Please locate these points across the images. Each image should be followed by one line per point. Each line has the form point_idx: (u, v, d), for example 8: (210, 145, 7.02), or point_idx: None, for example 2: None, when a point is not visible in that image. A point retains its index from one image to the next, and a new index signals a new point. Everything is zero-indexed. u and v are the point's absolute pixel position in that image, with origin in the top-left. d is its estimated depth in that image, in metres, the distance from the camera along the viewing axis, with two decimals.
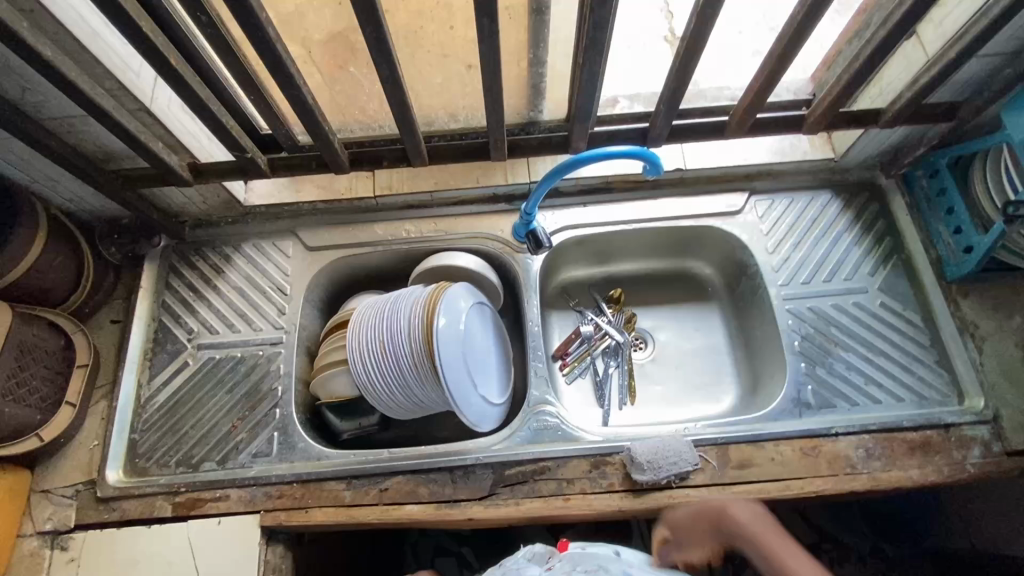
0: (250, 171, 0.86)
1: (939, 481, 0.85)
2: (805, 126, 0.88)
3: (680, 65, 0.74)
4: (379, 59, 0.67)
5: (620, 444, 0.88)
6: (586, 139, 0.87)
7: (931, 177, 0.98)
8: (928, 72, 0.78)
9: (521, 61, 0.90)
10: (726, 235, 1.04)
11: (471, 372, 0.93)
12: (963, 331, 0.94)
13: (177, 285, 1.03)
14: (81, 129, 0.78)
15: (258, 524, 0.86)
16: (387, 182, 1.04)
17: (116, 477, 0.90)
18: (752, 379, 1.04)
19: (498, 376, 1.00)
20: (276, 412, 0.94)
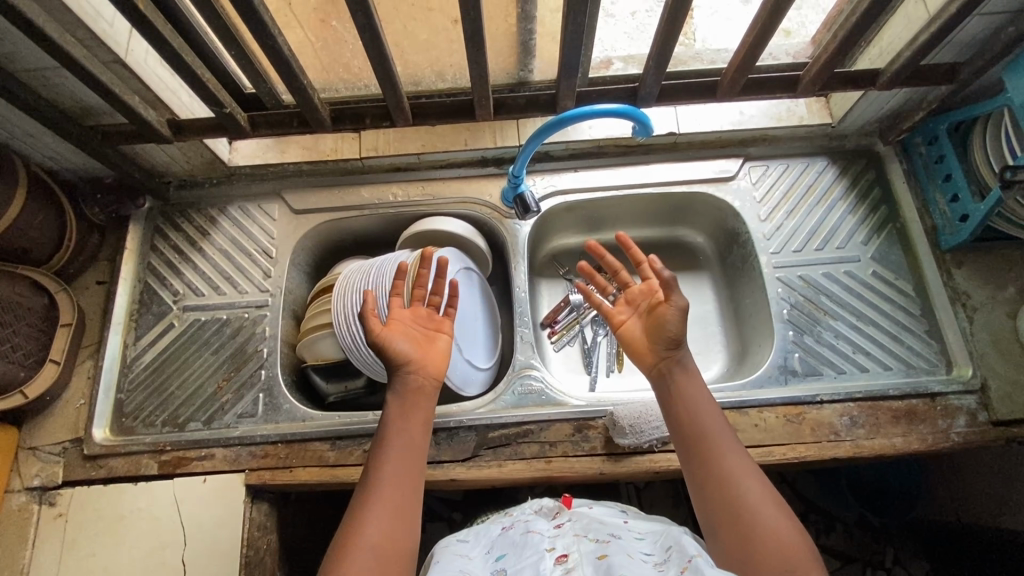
0: (229, 128, 0.84)
1: (922, 449, 0.85)
2: (800, 87, 0.85)
3: (670, 18, 0.71)
4: (354, 7, 0.64)
5: (604, 408, 0.88)
6: (574, 97, 0.84)
7: (929, 144, 0.96)
8: (929, 29, 0.75)
9: (509, 16, 0.87)
10: (718, 201, 1.02)
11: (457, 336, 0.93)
12: (955, 301, 0.93)
13: (162, 247, 1.02)
14: (55, 82, 0.76)
15: (243, 482, 0.87)
16: (373, 143, 1.02)
17: (102, 435, 0.91)
18: (740, 348, 1.04)
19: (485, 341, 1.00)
20: (261, 374, 0.94)
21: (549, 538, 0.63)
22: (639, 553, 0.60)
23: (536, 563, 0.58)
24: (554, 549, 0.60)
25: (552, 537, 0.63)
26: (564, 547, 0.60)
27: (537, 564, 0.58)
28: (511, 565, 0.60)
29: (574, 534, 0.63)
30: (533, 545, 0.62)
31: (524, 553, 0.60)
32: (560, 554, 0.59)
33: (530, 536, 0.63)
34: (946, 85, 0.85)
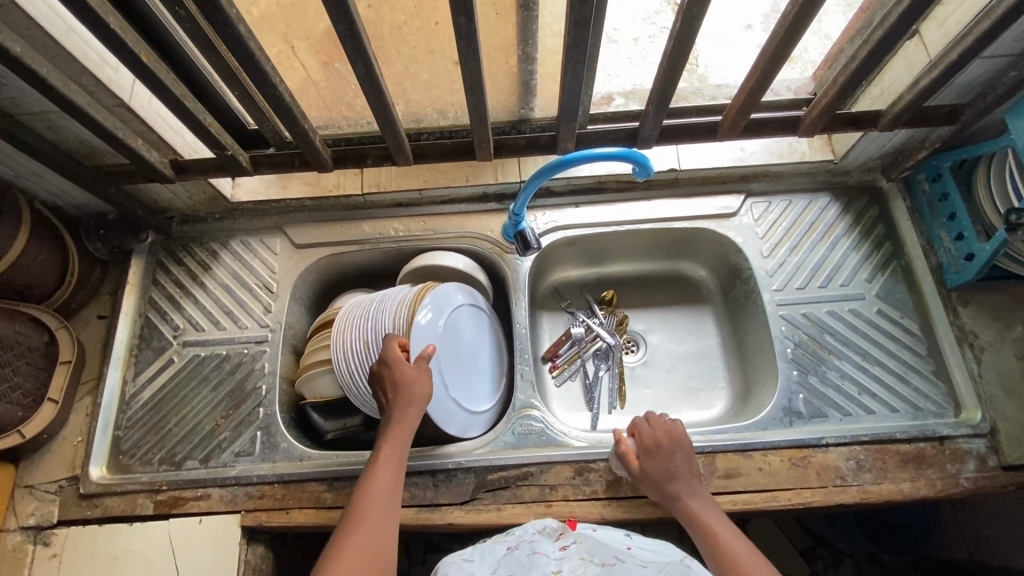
0: (230, 168, 0.84)
1: (931, 495, 0.83)
2: (801, 128, 0.85)
3: (668, 66, 0.71)
4: (354, 57, 0.64)
5: (605, 451, 0.87)
6: (574, 139, 0.84)
7: (933, 181, 0.95)
8: (929, 74, 0.75)
9: (510, 57, 0.87)
10: (720, 237, 1.02)
11: (450, 374, 0.92)
12: (963, 341, 0.91)
13: (164, 281, 1.02)
14: (59, 125, 0.77)
15: (239, 524, 0.86)
16: (375, 179, 1.02)
17: (99, 474, 0.90)
18: (744, 386, 1.02)
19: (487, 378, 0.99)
20: (260, 411, 0.94)
21: (555, 559, 0.75)
22: None
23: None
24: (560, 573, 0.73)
25: (559, 559, 0.75)
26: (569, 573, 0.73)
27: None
28: None
29: (579, 557, 0.75)
30: (540, 566, 0.74)
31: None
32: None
33: (536, 557, 0.75)
34: (948, 126, 0.84)
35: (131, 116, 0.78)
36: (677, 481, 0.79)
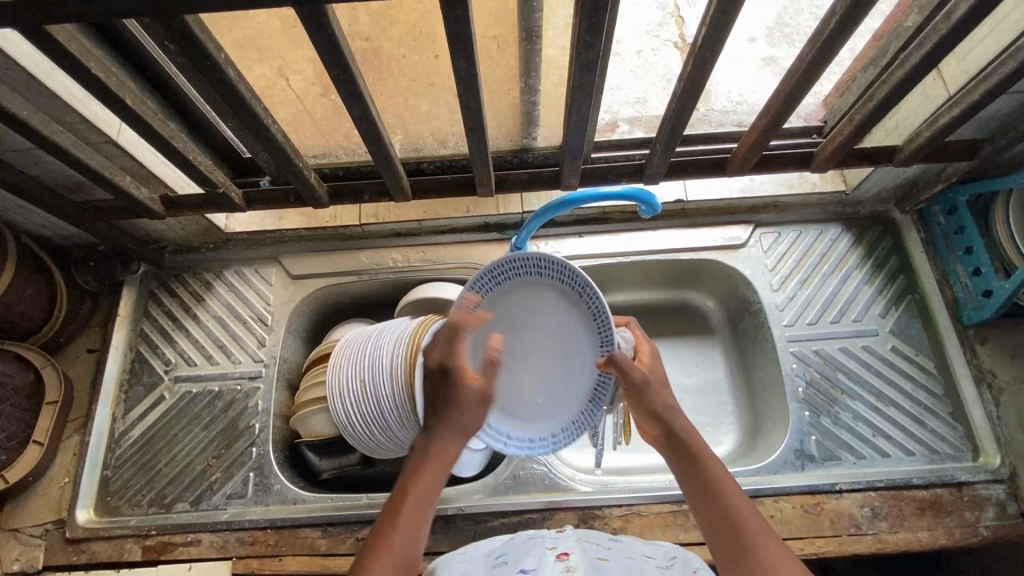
0: (222, 204, 0.81)
1: (950, 545, 0.80)
2: (814, 164, 0.82)
3: (679, 105, 0.68)
4: (350, 100, 0.61)
5: (609, 497, 0.84)
6: (578, 176, 0.82)
7: (949, 213, 0.92)
8: (949, 112, 0.72)
9: (512, 89, 0.84)
10: (728, 269, 0.99)
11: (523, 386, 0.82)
12: (981, 381, 0.89)
13: (155, 314, 0.99)
14: (44, 161, 0.75)
15: (230, 571, 0.83)
16: (374, 211, 1.00)
17: (86, 517, 0.87)
18: (752, 422, 0.99)
19: (578, 370, 0.82)
20: (253, 451, 0.91)
21: (550, 540, 0.68)
22: (641, 555, 0.66)
23: (539, 557, 0.63)
24: (555, 548, 0.65)
25: (554, 540, 0.68)
26: (565, 547, 0.65)
27: (538, 558, 0.63)
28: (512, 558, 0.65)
29: (575, 539, 0.68)
30: (536, 545, 0.67)
31: (527, 552, 0.65)
32: (560, 553, 0.64)
33: (531, 542, 0.69)
34: (965, 162, 0.81)
35: (119, 153, 0.76)
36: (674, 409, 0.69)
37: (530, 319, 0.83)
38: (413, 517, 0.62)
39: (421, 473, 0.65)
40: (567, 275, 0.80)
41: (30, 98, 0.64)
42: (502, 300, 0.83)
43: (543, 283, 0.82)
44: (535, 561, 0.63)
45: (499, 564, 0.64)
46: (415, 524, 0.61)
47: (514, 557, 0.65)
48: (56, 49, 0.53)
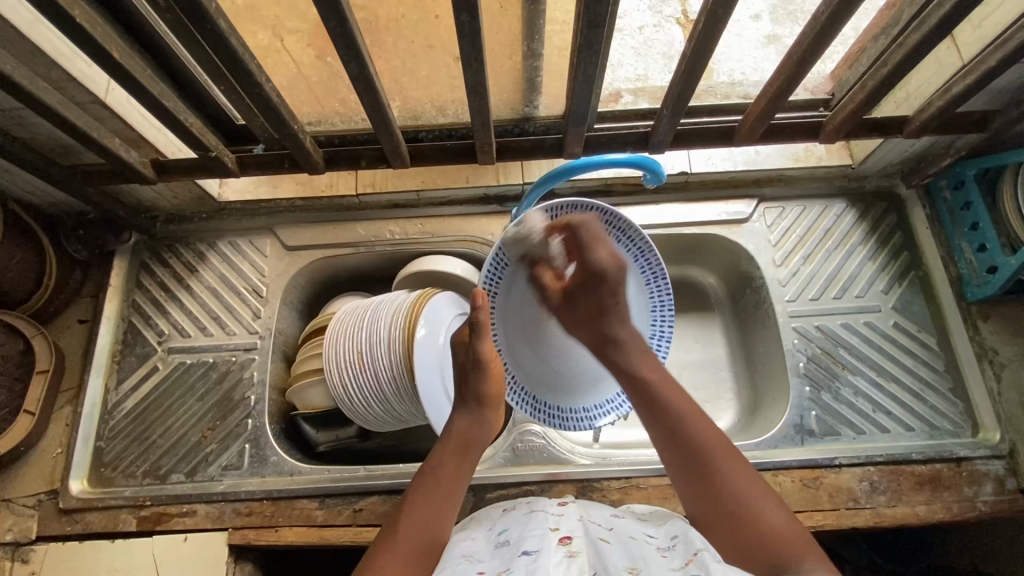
0: (215, 169, 0.79)
1: (948, 519, 0.81)
2: (823, 134, 0.81)
3: (686, 69, 0.66)
4: (347, 56, 0.59)
5: (609, 470, 0.84)
6: (582, 143, 0.80)
7: (955, 189, 0.91)
8: (963, 80, 0.70)
9: (513, 54, 0.80)
10: (731, 243, 0.97)
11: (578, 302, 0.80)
12: (982, 358, 0.88)
13: (148, 284, 0.97)
14: (29, 122, 0.72)
15: (226, 542, 0.83)
16: (370, 179, 0.98)
17: (80, 487, 0.87)
18: (752, 398, 0.99)
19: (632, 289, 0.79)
20: (248, 423, 0.90)
21: (552, 516, 0.63)
22: (641, 534, 0.62)
23: (540, 538, 0.58)
24: (559, 529, 0.60)
25: (558, 516, 0.63)
26: (569, 529, 0.59)
27: (541, 539, 0.58)
28: (515, 536, 0.60)
29: (577, 517, 0.63)
30: (538, 523, 0.61)
31: (529, 530, 0.60)
32: (563, 536, 0.58)
33: (533, 515, 0.64)
34: (976, 134, 0.80)
35: (107, 114, 0.73)
36: (616, 319, 0.72)
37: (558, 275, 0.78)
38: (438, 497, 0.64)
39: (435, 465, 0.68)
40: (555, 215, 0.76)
41: (12, 52, 0.62)
42: (523, 282, 0.77)
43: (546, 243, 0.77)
44: (536, 543, 0.57)
45: (502, 540, 0.61)
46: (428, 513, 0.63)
47: (516, 537, 0.59)
48: None
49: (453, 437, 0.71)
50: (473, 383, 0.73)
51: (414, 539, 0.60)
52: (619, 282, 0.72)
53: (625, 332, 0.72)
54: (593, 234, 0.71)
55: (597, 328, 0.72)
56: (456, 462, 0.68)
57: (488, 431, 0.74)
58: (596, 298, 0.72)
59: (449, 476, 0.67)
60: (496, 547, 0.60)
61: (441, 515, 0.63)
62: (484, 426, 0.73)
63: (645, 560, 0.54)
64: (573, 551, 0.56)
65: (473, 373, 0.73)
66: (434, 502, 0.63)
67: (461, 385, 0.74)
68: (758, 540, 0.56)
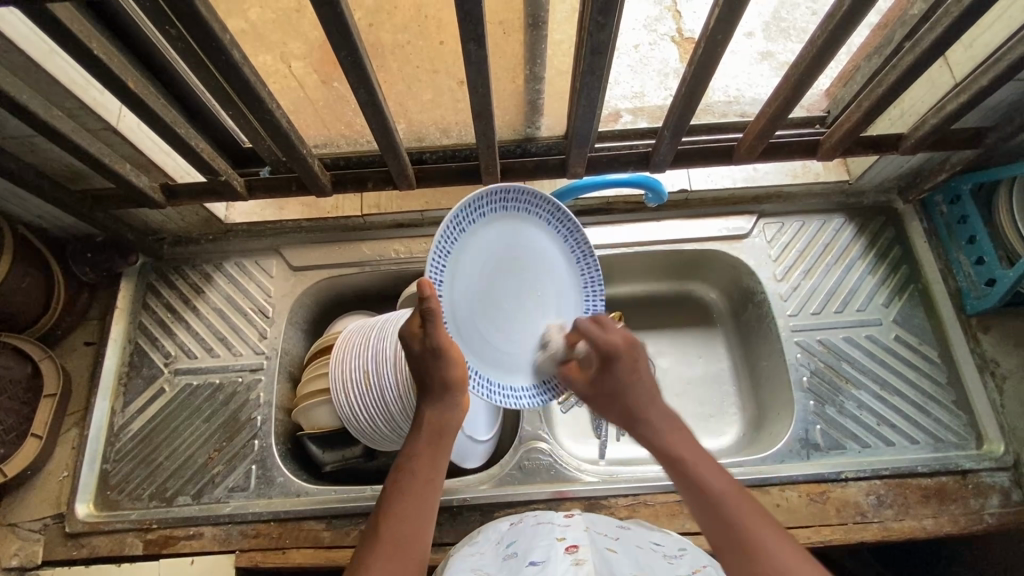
0: (224, 193, 0.80)
1: (955, 532, 0.81)
2: (821, 151, 0.82)
3: (687, 91, 0.67)
4: (357, 83, 0.61)
5: (615, 488, 0.84)
6: (585, 163, 0.81)
7: (951, 203, 0.92)
8: (957, 99, 0.72)
9: (516, 77, 0.82)
10: (731, 259, 0.99)
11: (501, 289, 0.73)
12: (983, 369, 0.90)
13: (154, 305, 0.98)
14: (42, 149, 0.73)
15: (234, 564, 0.82)
16: (375, 201, 0.99)
17: (85, 511, 0.86)
18: (756, 413, 0.99)
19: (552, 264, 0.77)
20: (255, 444, 0.90)
21: (559, 527, 0.64)
22: (646, 543, 0.63)
23: (548, 550, 0.59)
24: (565, 540, 0.61)
25: (564, 526, 0.63)
26: (575, 540, 0.60)
27: (549, 549, 0.59)
28: (522, 548, 0.61)
29: (584, 527, 0.63)
30: (544, 533, 0.62)
31: (536, 540, 0.62)
32: (570, 546, 0.59)
33: (541, 526, 0.65)
34: (970, 150, 0.82)
35: (118, 140, 0.75)
36: (644, 394, 0.67)
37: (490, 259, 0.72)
38: (418, 492, 0.63)
39: (416, 457, 0.64)
40: (483, 201, 0.70)
41: (28, 82, 0.63)
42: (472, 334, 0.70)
43: (485, 227, 0.71)
44: (544, 555, 0.58)
45: (510, 552, 0.62)
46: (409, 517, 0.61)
47: (525, 549, 0.60)
48: (58, 31, 0.52)
49: (425, 425, 0.66)
50: (437, 372, 0.64)
51: (398, 542, 0.59)
52: (637, 358, 0.69)
53: (647, 399, 0.67)
54: (595, 323, 0.70)
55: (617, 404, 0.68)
56: (431, 455, 0.65)
57: (460, 412, 0.68)
58: (616, 380, 0.68)
59: (425, 465, 0.64)
60: (504, 559, 0.61)
61: (423, 512, 0.62)
62: (454, 409, 0.67)
63: (650, 568, 0.57)
64: (580, 562, 0.57)
65: (434, 362, 0.64)
66: (414, 506, 0.61)
67: (423, 376, 0.65)
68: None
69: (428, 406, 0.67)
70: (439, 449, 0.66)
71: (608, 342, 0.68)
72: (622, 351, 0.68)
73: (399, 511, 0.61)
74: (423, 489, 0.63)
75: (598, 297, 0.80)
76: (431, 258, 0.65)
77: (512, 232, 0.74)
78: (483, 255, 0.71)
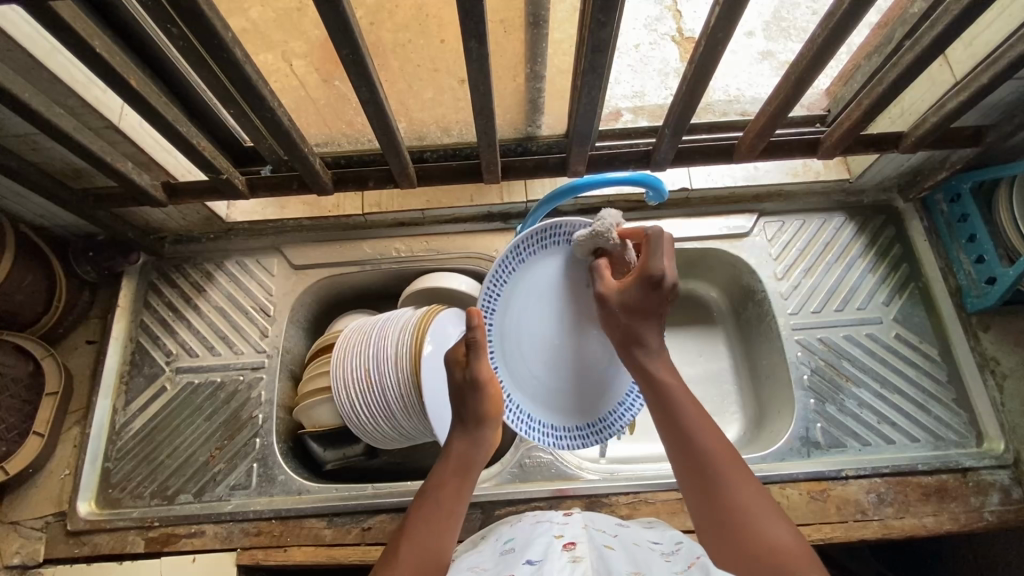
0: (225, 191, 0.81)
1: (955, 530, 0.81)
2: (821, 149, 0.82)
3: (688, 89, 0.67)
4: (359, 82, 0.61)
5: (615, 486, 0.84)
6: (585, 162, 0.81)
7: (951, 202, 0.93)
8: (957, 97, 0.72)
9: (517, 75, 0.82)
10: (732, 257, 0.99)
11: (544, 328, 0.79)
12: (984, 367, 0.90)
13: (155, 304, 0.98)
14: (44, 147, 0.74)
15: (235, 563, 0.82)
16: (377, 199, 0.99)
17: (87, 509, 0.87)
18: (756, 411, 0.99)
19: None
20: (256, 442, 0.90)
21: (557, 525, 0.63)
22: (644, 542, 0.63)
23: (545, 546, 0.58)
24: (562, 537, 0.60)
25: (562, 524, 0.63)
26: (573, 536, 0.60)
27: (546, 546, 0.58)
28: (520, 544, 0.60)
29: (581, 525, 0.63)
30: (543, 530, 0.62)
31: (534, 538, 0.61)
32: (568, 542, 0.59)
33: (539, 525, 0.64)
34: (971, 148, 0.82)
35: (120, 138, 0.75)
36: (653, 326, 0.70)
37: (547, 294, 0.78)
38: (440, 520, 0.62)
39: (440, 486, 0.65)
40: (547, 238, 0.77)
41: (30, 80, 0.63)
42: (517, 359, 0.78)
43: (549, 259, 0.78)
44: (541, 551, 0.57)
45: (508, 549, 0.61)
46: (427, 535, 0.61)
47: (522, 545, 0.60)
48: (61, 29, 0.52)
49: (453, 457, 0.68)
50: (471, 406, 0.70)
51: (416, 564, 0.58)
52: (672, 294, 0.70)
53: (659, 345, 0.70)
54: (664, 249, 0.69)
55: (631, 326, 0.70)
56: (457, 483, 0.66)
57: (487, 453, 0.70)
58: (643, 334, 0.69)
59: (450, 496, 0.64)
60: (501, 555, 0.60)
61: (441, 541, 0.61)
62: (483, 447, 0.70)
63: (648, 564, 0.55)
64: (577, 556, 0.56)
65: (471, 394, 0.70)
66: (432, 531, 0.61)
67: (459, 407, 0.71)
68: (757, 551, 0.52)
69: (456, 438, 0.70)
70: (464, 483, 0.66)
71: (661, 272, 0.68)
72: (666, 285, 0.69)
73: (419, 535, 0.60)
74: (445, 520, 0.63)
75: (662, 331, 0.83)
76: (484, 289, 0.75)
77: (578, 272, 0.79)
78: (535, 286, 0.78)
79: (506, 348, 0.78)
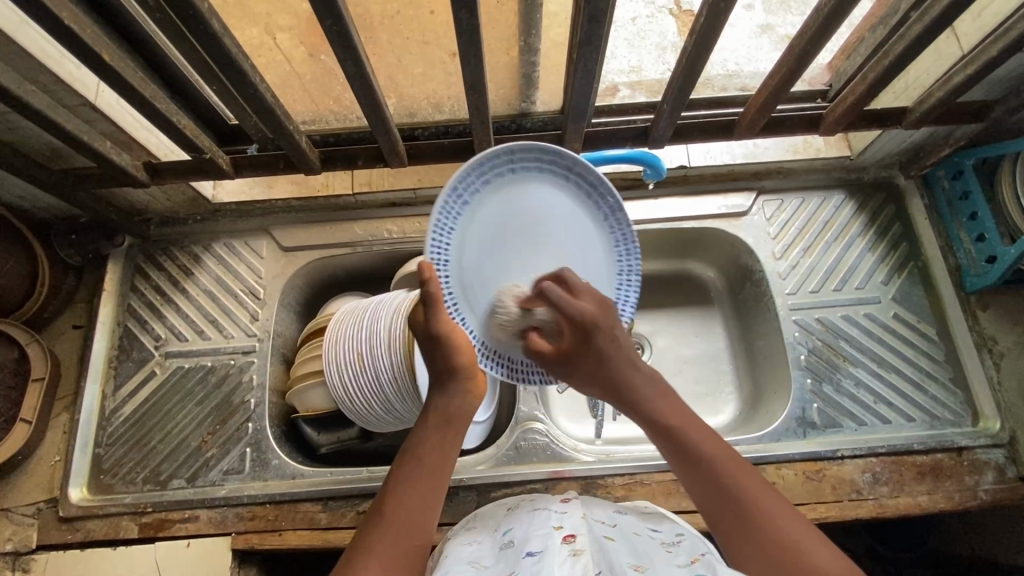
0: (210, 171, 0.78)
1: (949, 509, 0.81)
2: (823, 125, 0.80)
3: (687, 63, 0.65)
4: (344, 56, 0.58)
5: (611, 467, 0.84)
6: (581, 139, 0.79)
7: (953, 178, 0.91)
8: (964, 70, 0.70)
9: (510, 48, 0.79)
10: (730, 237, 0.97)
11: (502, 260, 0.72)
12: (982, 347, 0.89)
13: (143, 288, 0.96)
14: (18, 126, 0.71)
15: (230, 547, 0.82)
16: (367, 178, 0.96)
17: (79, 495, 0.86)
18: (753, 392, 0.99)
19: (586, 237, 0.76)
20: (249, 427, 0.89)
21: (556, 515, 0.62)
22: (643, 530, 0.62)
23: (545, 538, 0.57)
24: (562, 528, 0.59)
25: (561, 514, 0.62)
26: (572, 527, 0.59)
27: (546, 539, 0.57)
28: (519, 536, 0.59)
29: (581, 515, 0.62)
30: (541, 521, 0.61)
31: (533, 529, 0.59)
32: (567, 534, 0.58)
33: (537, 514, 0.64)
34: (976, 124, 0.80)
35: (98, 117, 0.72)
36: (622, 361, 0.65)
37: (501, 227, 0.72)
38: (426, 481, 0.60)
39: (425, 443, 0.64)
40: (497, 164, 0.70)
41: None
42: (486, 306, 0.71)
43: (493, 194, 0.71)
44: (541, 543, 0.56)
45: (507, 541, 0.60)
46: (414, 500, 0.59)
47: (521, 536, 0.59)
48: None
49: (433, 414, 0.66)
50: (439, 357, 0.67)
51: (399, 526, 0.57)
52: (611, 326, 0.67)
53: (629, 366, 0.65)
54: (571, 290, 0.68)
55: (599, 375, 0.65)
56: (439, 443, 0.63)
57: (470, 404, 0.67)
58: (595, 348, 0.66)
59: (434, 452, 0.63)
60: (501, 549, 0.59)
61: (427, 498, 0.59)
62: (462, 398, 0.67)
63: (650, 558, 0.54)
64: (577, 550, 0.55)
65: (437, 347, 0.67)
66: (417, 491, 0.59)
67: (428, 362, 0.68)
68: (773, 550, 0.50)
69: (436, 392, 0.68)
70: (446, 439, 0.64)
71: (579, 314, 0.66)
72: (592, 321, 0.66)
73: (403, 494, 0.59)
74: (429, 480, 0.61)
75: (634, 253, 0.77)
76: (431, 236, 0.68)
77: (548, 198, 0.74)
78: (488, 220, 0.72)
79: (467, 293, 0.71)
